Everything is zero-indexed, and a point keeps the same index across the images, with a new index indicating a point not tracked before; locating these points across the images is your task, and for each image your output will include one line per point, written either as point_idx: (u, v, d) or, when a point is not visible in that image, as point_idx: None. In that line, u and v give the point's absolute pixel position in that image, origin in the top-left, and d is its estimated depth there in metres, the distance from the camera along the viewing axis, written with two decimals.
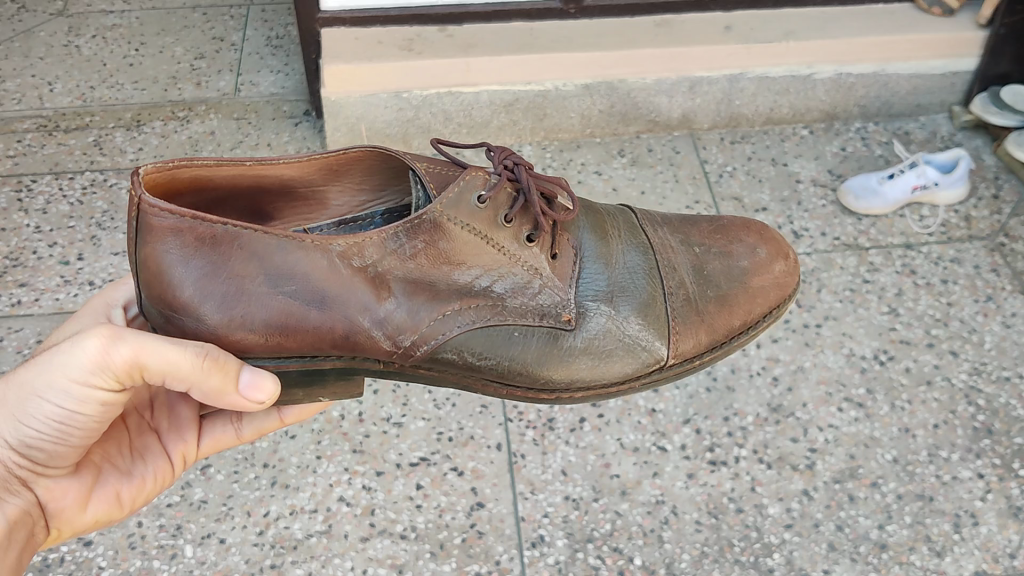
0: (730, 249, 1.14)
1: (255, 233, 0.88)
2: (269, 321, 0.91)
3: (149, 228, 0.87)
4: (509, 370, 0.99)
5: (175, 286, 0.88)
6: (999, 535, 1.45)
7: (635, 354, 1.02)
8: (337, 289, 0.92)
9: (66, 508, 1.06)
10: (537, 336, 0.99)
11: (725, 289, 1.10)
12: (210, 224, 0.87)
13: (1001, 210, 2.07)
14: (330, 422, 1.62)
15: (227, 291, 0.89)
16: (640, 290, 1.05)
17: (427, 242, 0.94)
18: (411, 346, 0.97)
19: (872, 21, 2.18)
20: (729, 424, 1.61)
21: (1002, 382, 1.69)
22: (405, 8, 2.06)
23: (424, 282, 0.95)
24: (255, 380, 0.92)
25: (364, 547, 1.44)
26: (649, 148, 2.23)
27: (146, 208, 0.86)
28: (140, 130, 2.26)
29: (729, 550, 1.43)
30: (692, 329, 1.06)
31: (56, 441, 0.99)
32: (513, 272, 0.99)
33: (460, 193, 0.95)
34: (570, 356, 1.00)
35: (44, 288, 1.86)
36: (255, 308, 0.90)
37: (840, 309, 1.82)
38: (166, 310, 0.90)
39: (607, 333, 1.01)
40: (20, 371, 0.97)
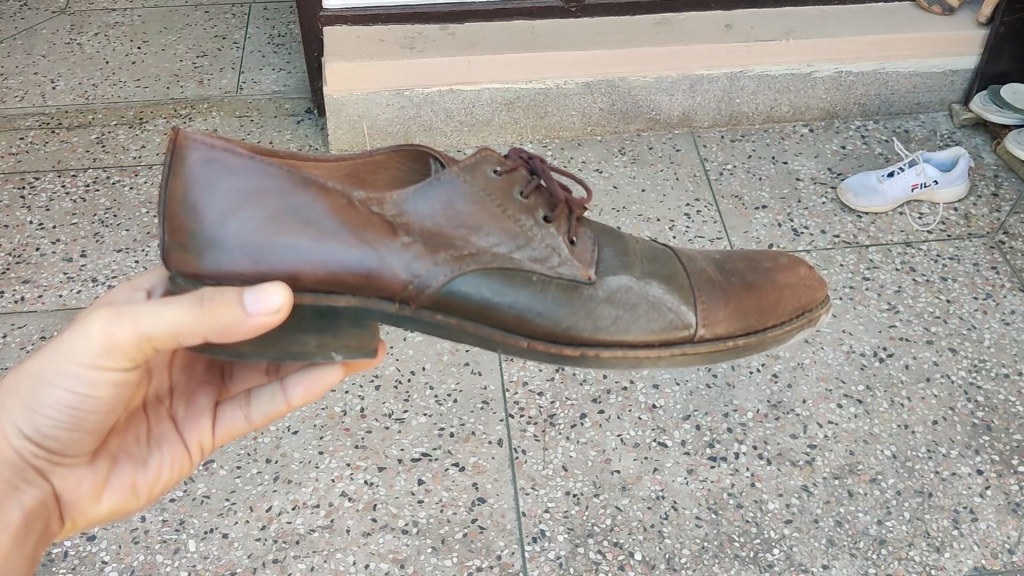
0: (754, 256, 1.17)
1: (281, 168, 0.90)
2: (285, 252, 0.89)
3: (180, 159, 0.89)
4: (531, 317, 0.98)
5: (197, 214, 0.88)
6: (998, 531, 1.46)
7: (661, 313, 1.02)
8: (356, 225, 0.91)
9: (82, 497, 1.07)
10: (557, 285, 0.99)
11: (751, 278, 1.11)
12: (239, 156, 0.89)
13: (1001, 208, 2.07)
14: (333, 417, 1.63)
15: (246, 218, 0.89)
16: (660, 267, 1.06)
17: (446, 201, 0.95)
18: (429, 281, 0.95)
19: (871, 20, 2.19)
20: (729, 420, 1.63)
21: (1001, 379, 1.69)
22: (406, 7, 2.09)
23: (440, 237, 0.95)
24: (259, 295, 0.85)
25: (366, 542, 1.45)
26: (650, 147, 2.23)
27: (181, 143, 0.89)
28: (143, 128, 2.27)
29: (729, 545, 1.44)
30: (720, 302, 1.06)
31: (67, 427, 1.00)
32: (530, 242, 0.98)
33: (476, 162, 0.97)
34: (593, 303, 1.00)
35: (48, 284, 1.87)
36: (269, 240, 0.89)
37: (839, 307, 1.83)
38: (180, 241, 0.89)
39: (630, 288, 1.02)
40: (32, 358, 0.98)
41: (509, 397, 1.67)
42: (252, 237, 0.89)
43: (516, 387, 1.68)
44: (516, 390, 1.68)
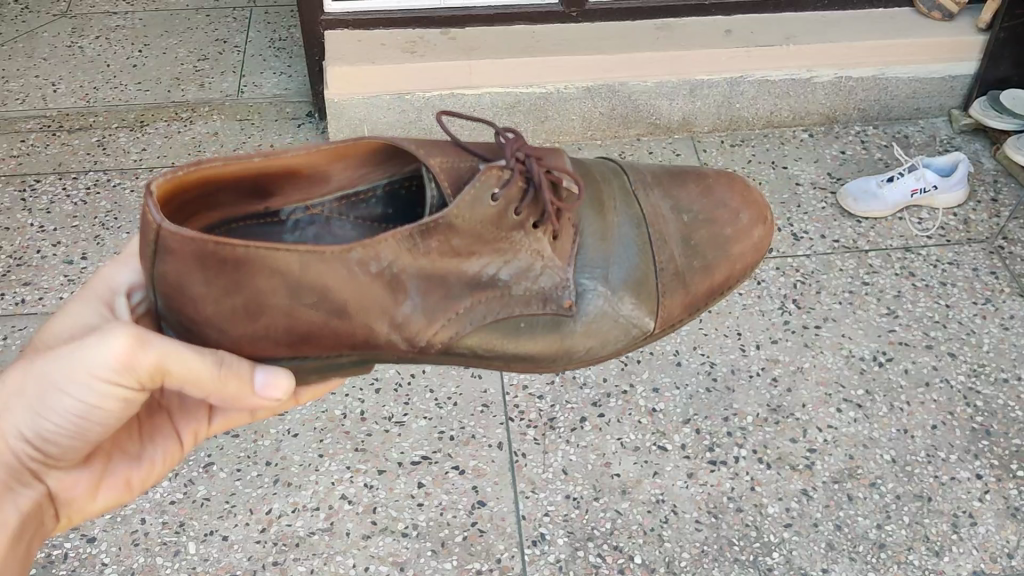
0: (718, 217, 1.14)
1: (275, 252, 0.87)
2: (288, 332, 0.93)
3: (171, 253, 0.86)
4: (512, 357, 1.02)
5: (199, 304, 0.89)
6: (997, 535, 1.46)
7: (628, 332, 1.05)
8: (356, 300, 0.92)
9: (77, 497, 1.08)
10: (542, 324, 1.01)
11: (710, 259, 1.12)
12: (230, 248, 0.86)
13: (1000, 213, 2.08)
14: (333, 420, 1.63)
15: (246, 304, 0.90)
16: (632, 269, 1.06)
17: (441, 244, 0.93)
18: (430, 348, 0.98)
19: (870, 25, 2.20)
20: (729, 424, 1.63)
21: (1000, 384, 1.70)
22: (408, 11, 2.10)
23: (436, 278, 0.94)
24: (270, 378, 0.93)
25: (366, 544, 1.45)
26: (650, 151, 2.23)
27: (166, 234, 0.85)
28: (144, 130, 2.28)
29: (729, 549, 1.45)
30: (677, 300, 1.09)
31: (74, 435, 0.98)
32: (516, 258, 0.98)
33: (474, 197, 0.92)
34: (570, 339, 1.02)
35: (48, 286, 1.87)
36: (270, 321, 0.91)
37: (839, 311, 1.84)
38: (187, 322, 0.92)
39: (605, 315, 1.03)
40: (40, 360, 0.94)
41: (509, 400, 1.67)
42: (255, 317, 0.91)
43: (516, 390, 1.68)
44: (516, 393, 1.68)
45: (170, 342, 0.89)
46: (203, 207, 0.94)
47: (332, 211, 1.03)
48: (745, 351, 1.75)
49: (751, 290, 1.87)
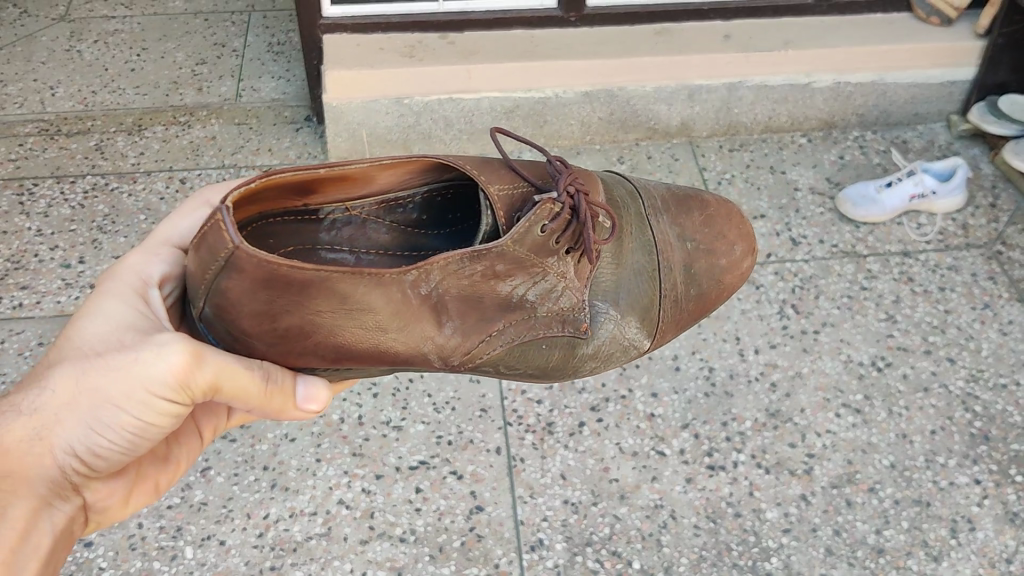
0: (716, 248, 1.24)
1: (341, 275, 0.86)
2: (336, 349, 0.91)
3: (241, 271, 0.83)
4: (521, 372, 1.08)
5: (252, 318, 0.86)
6: (996, 540, 1.46)
7: (628, 353, 1.14)
8: (403, 320, 0.93)
9: (111, 506, 1.00)
10: (559, 345, 1.07)
11: (704, 288, 1.21)
12: (302, 272, 0.84)
13: (998, 218, 2.08)
14: (330, 425, 1.63)
15: (298, 322, 0.88)
16: (641, 294, 1.12)
17: (487, 267, 0.96)
18: (460, 365, 1.01)
19: (869, 31, 2.20)
20: (727, 429, 1.62)
21: (999, 389, 1.70)
22: (406, 16, 2.10)
23: (472, 299, 0.97)
24: (310, 392, 0.95)
25: (364, 549, 1.45)
26: (649, 156, 2.23)
27: (241, 256, 0.82)
28: (142, 134, 2.27)
29: (728, 554, 1.44)
30: (673, 325, 1.19)
31: (127, 446, 0.92)
32: (544, 279, 1.02)
33: (528, 227, 0.98)
34: (580, 359, 1.10)
35: (46, 290, 1.87)
36: (320, 341, 0.90)
37: (837, 315, 1.84)
38: (239, 333, 0.88)
39: (613, 339, 1.11)
40: (88, 372, 0.87)
41: (507, 405, 1.66)
42: (302, 336, 0.89)
43: (515, 395, 1.68)
44: (514, 398, 1.67)
45: (224, 356, 0.87)
46: (252, 209, 0.91)
47: (369, 213, 1.04)
48: (744, 356, 1.75)
49: (750, 295, 1.87)
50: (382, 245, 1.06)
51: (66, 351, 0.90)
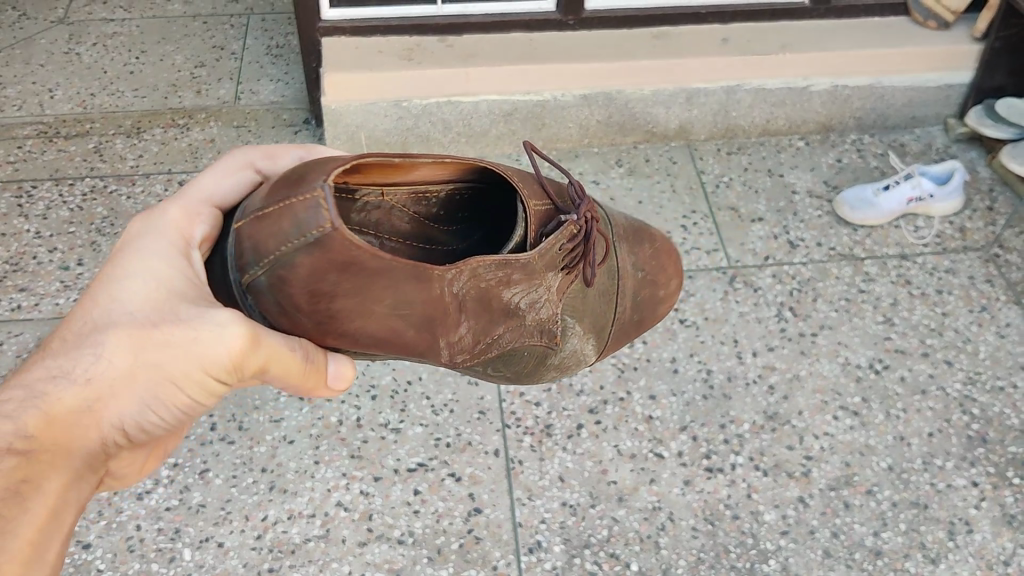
0: (658, 280, 1.31)
1: (404, 267, 0.87)
2: (371, 338, 0.91)
3: (327, 250, 0.84)
4: (498, 375, 1.13)
5: (313, 298, 0.87)
6: (993, 542, 1.47)
7: (579, 365, 1.23)
8: (433, 317, 0.92)
9: (128, 475, 0.99)
10: (532, 356, 1.12)
11: (644, 316, 1.31)
12: (379, 261, 0.86)
13: (996, 221, 2.09)
14: (329, 427, 1.62)
15: (351, 309, 0.88)
16: (602, 315, 1.19)
17: (508, 275, 0.98)
18: (459, 363, 1.01)
19: (866, 34, 2.21)
20: (726, 431, 1.63)
21: (996, 392, 1.70)
22: (405, 18, 2.11)
23: (484, 301, 0.98)
24: (339, 370, 0.97)
25: (362, 551, 1.45)
26: (647, 158, 2.24)
27: (334, 237, 0.83)
28: (141, 137, 2.28)
29: (725, 556, 1.45)
30: (617, 342, 1.29)
31: (172, 419, 0.93)
32: (537, 290, 1.04)
33: (551, 245, 1.02)
34: (543, 368, 1.17)
35: (45, 292, 1.87)
36: (359, 327, 0.90)
37: (835, 318, 1.84)
38: (293, 312, 0.88)
39: (574, 353, 1.19)
40: (145, 342, 0.86)
41: (505, 407, 1.66)
42: (348, 318, 0.89)
43: (513, 397, 1.67)
44: (512, 400, 1.67)
45: (276, 337, 0.88)
46: None
47: (398, 202, 1.04)
48: (741, 358, 1.75)
49: (748, 297, 1.87)
50: (401, 233, 1.07)
51: (117, 316, 0.88)
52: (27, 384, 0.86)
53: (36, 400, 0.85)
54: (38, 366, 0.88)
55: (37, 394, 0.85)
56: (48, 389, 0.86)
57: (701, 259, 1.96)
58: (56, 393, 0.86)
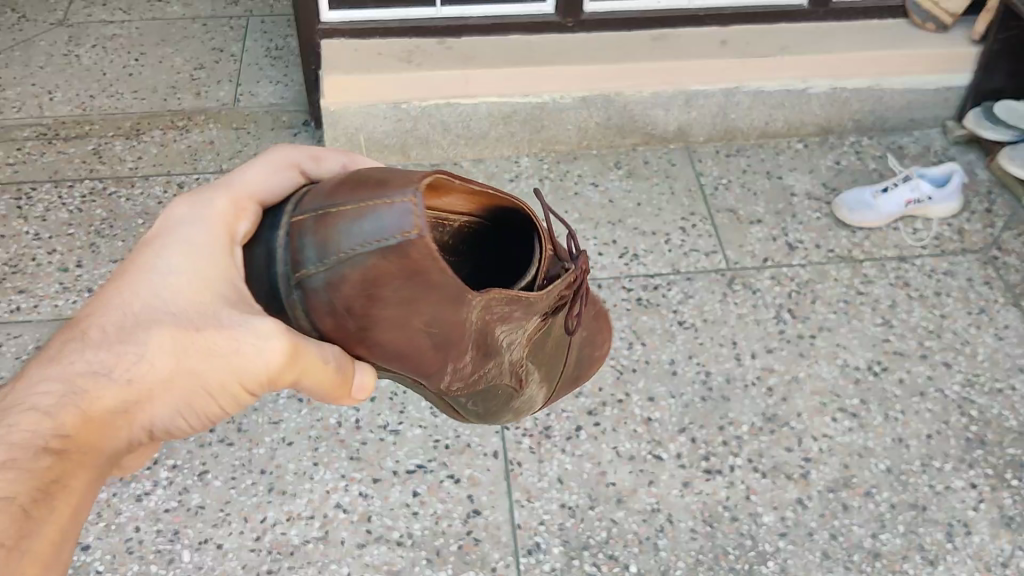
0: (598, 340, 1.36)
1: (458, 287, 0.89)
2: (399, 347, 0.93)
3: (405, 255, 0.86)
4: (468, 406, 1.15)
5: (369, 300, 0.89)
6: (991, 544, 1.47)
7: (528, 410, 1.28)
8: (454, 338, 0.94)
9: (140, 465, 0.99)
10: (498, 396, 1.15)
11: (581, 371, 1.37)
12: (442, 277, 0.87)
13: (994, 224, 2.09)
14: (327, 429, 1.62)
15: (398, 315, 0.90)
16: (557, 363, 1.24)
17: (511, 313, 0.97)
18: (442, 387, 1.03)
19: (865, 36, 2.21)
20: (724, 433, 1.63)
21: (995, 394, 1.70)
22: (405, 21, 2.11)
23: (485, 332, 0.98)
24: (363, 380, 0.96)
25: (361, 553, 1.45)
26: (646, 161, 2.24)
27: (414, 245, 0.85)
28: (140, 139, 2.28)
29: (724, 558, 1.45)
30: (557, 393, 1.34)
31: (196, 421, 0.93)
32: (522, 328, 1.03)
33: (556, 290, 1.02)
34: (505, 408, 1.21)
35: (44, 294, 1.87)
36: (393, 335, 0.92)
37: (834, 320, 1.84)
38: (344, 310, 0.90)
39: (531, 398, 1.24)
40: (186, 347, 0.86)
41: None
42: (386, 328, 0.91)
43: None
44: None
45: (315, 349, 0.89)
46: None
47: None
48: (740, 360, 1.75)
49: (747, 300, 1.88)
50: None
51: (156, 316, 0.87)
52: (63, 378, 0.84)
53: (74, 396, 0.84)
54: (75, 357, 0.86)
55: (77, 390, 0.84)
56: (88, 385, 0.84)
57: (700, 261, 1.97)
58: (96, 390, 0.84)
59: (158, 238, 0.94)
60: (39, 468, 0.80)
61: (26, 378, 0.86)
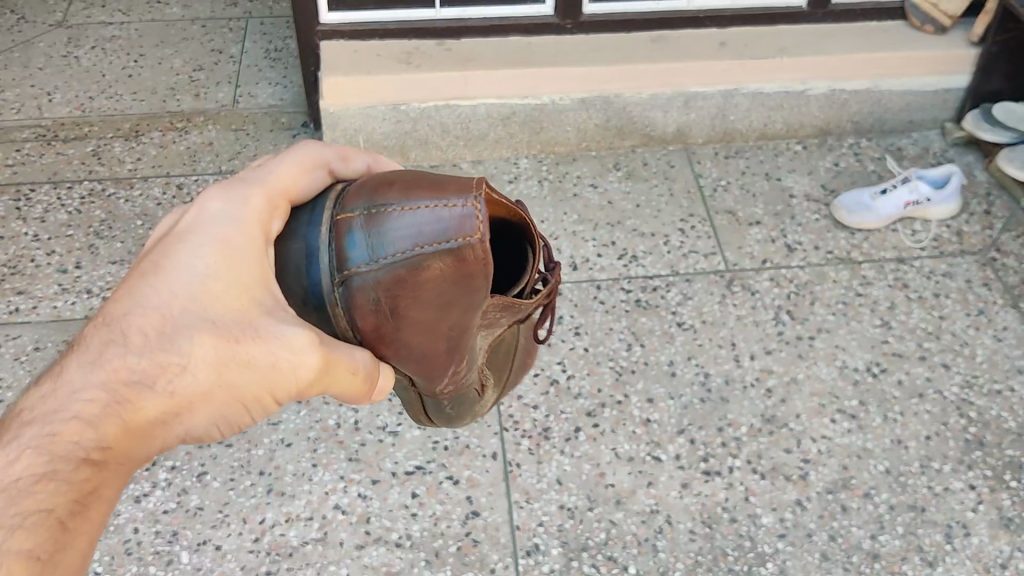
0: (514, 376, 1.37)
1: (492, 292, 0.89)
2: (417, 348, 0.92)
3: (461, 260, 0.84)
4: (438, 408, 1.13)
5: (413, 302, 0.87)
6: (990, 546, 1.47)
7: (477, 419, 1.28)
8: (463, 339, 0.94)
9: None
10: (464, 403, 1.14)
11: None
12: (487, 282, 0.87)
13: (993, 225, 2.09)
14: (326, 430, 1.62)
15: (432, 315, 0.89)
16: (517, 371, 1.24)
17: (498, 314, 0.97)
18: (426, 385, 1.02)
19: (864, 38, 2.21)
20: (723, 434, 1.63)
21: (994, 395, 1.70)
22: (404, 22, 2.11)
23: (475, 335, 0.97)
24: (386, 383, 0.94)
25: (360, 554, 1.45)
26: (645, 162, 2.24)
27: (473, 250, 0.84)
28: (139, 141, 2.28)
29: (723, 560, 1.45)
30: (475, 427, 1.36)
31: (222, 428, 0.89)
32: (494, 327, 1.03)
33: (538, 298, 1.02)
34: (469, 416, 1.19)
35: (43, 295, 1.87)
36: (418, 336, 0.91)
37: (833, 322, 1.84)
38: (386, 311, 0.87)
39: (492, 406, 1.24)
40: (226, 355, 0.82)
41: (503, 411, 1.66)
42: (420, 331, 0.91)
43: (511, 400, 1.67)
44: (510, 403, 1.67)
45: (346, 354, 0.86)
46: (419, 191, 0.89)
47: None
48: (739, 362, 1.75)
49: (746, 301, 1.88)
50: None
51: (193, 320, 0.82)
52: (102, 385, 0.78)
53: (112, 407, 0.78)
54: (113, 361, 0.79)
55: (118, 398, 0.78)
56: (128, 393, 0.79)
57: (699, 262, 1.97)
58: (136, 399, 0.79)
59: (189, 231, 0.86)
60: (78, 481, 0.75)
61: (58, 381, 0.79)
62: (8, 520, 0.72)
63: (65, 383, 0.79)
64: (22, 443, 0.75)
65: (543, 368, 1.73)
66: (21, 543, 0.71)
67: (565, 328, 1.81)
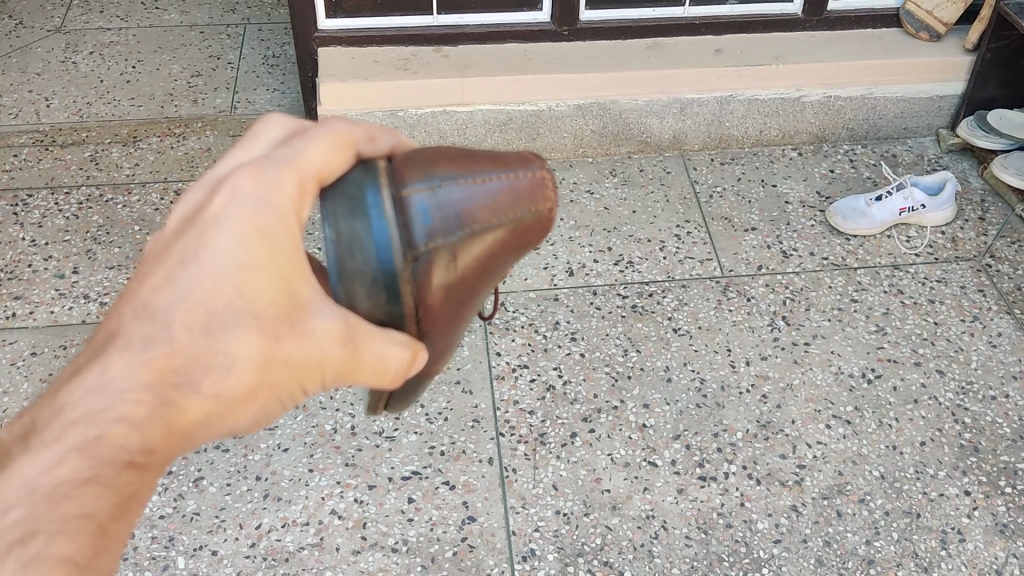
0: None
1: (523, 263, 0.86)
2: (449, 330, 0.83)
3: (528, 229, 0.80)
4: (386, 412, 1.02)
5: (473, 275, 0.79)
6: (986, 551, 1.48)
7: None
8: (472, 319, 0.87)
9: None
10: None
11: None
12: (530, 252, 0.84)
13: (987, 231, 2.10)
14: (324, 435, 1.63)
15: (475, 290, 0.81)
16: None
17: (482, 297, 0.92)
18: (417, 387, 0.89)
19: (858, 45, 2.23)
20: (718, 440, 1.63)
21: (988, 401, 1.71)
22: (401, 29, 2.13)
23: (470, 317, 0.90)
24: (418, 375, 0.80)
25: (356, 559, 1.45)
26: (641, 169, 2.25)
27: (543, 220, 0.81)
28: (137, 146, 2.29)
29: (718, 565, 1.45)
30: None
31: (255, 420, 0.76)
32: None
33: None
34: None
35: (40, 300, 1.88)
36: (455, 315, 0.82)
37: (828, 327, 1.85)
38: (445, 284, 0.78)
39: None
40: (271, 350, 0.68)
41: (499, 416, 1.66)
42: (461, 304, 0.82)
43: (507, 406, 1.68)
44: (506, 408, 1.68)
45: (386, 340, 0.74)
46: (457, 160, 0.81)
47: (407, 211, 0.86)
48: (734, 367, 1.76)
49: (741, 307, 1.89)
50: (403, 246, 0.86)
51: (235, 312, 0.67)
52: (142, 382, 0.64)
53: (152, 409, 0.65)
54: (153, 356, 0.65)
55: (159, 399, 0.65)
56: (171, 391, 0.65)
57: (695, 268, 1.98)
58: (179, 399, 0.66)
59: (220, 207, 0.69)
60: (121, 486, 0.64)
61: (91, 373, 0.65)
62: (47, 523, 0.61)
63: (102, 379, 0.64)
64: (60, 443, 0.63)
65: (539, 374, 1.74)
66: (62, 549, 0.61)
67: (562, 333, 1.82)
